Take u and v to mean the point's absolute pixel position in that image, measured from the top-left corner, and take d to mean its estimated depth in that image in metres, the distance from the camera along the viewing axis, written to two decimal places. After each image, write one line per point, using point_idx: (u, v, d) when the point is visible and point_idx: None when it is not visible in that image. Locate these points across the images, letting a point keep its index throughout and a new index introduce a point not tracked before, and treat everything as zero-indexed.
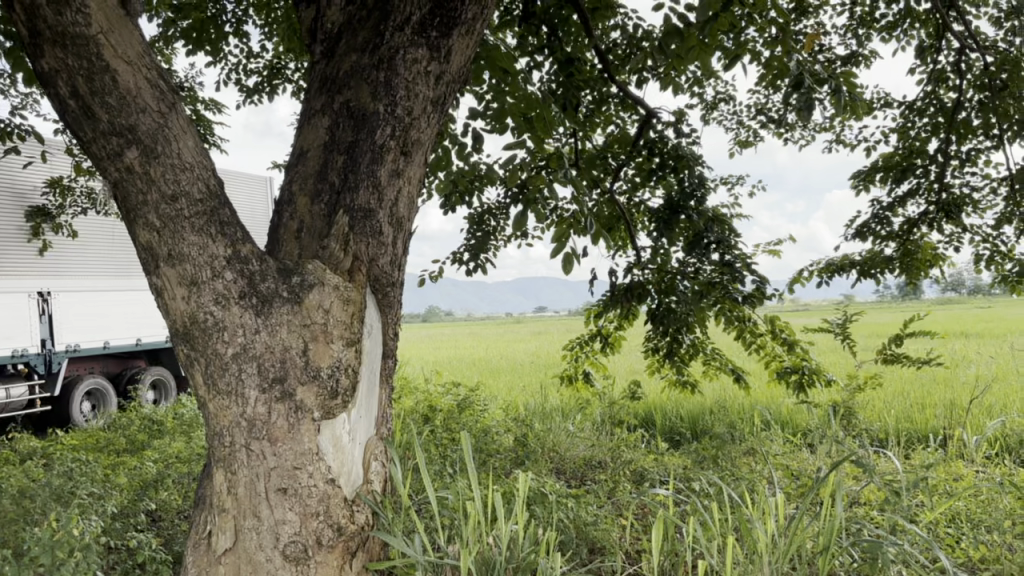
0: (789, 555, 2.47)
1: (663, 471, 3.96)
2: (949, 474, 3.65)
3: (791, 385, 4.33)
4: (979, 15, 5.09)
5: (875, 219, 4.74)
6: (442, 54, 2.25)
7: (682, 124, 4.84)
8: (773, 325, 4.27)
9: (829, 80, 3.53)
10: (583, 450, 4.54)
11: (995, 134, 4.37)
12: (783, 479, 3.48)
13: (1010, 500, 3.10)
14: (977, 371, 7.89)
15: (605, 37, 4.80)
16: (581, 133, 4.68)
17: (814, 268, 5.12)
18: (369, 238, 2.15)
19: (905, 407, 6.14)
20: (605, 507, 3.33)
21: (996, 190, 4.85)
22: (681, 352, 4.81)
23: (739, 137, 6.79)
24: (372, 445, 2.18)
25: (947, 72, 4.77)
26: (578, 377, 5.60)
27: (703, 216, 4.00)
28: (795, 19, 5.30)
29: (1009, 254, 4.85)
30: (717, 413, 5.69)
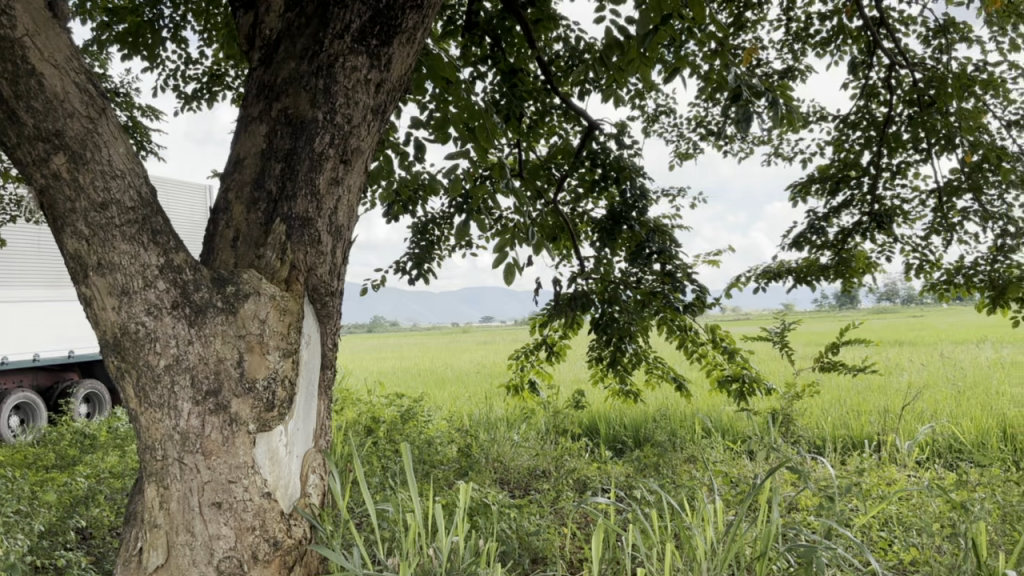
0: (727, 561, 2.49)
1: (605, 480, 3.99)
2: (882, 479, 3.74)
3: (731, 393, 4.38)
4: (908, 33, 5.26)
5: (810, 228, 4.85)
6: (383, 63, 2.24)
7: (624, 135, 4.90)
8: (713, 333, 4.33)
9: (765, 93, 3.60)
10: (527, 460, 4.54)
11: (924, 148, 4.50)
12: (722, 486, 3.52)
13: (939, 503, 3.18)
14: (909, 379, 8.12)
15: (548, 49, 4.83)
16: (524, 143, 4.71)
17: (752, 275, 5.22)
18: (307, 247, 2.12)
19: (841, 414, 6.28)
20: (548, 516, 3.33)
21: (925, 202, 5.00)
22: (624, 361, 4.85)
23: (679, 148, 6.88)
24: (309, 458, 2.15)
25: (878, 88, 4.91)
26: (524, 387, 5.62)
27: (644, 226, 4.07)
28: (733, 33, 5.40)
29: (937, 263, 5.00)
30: (659, 421, 5.75)
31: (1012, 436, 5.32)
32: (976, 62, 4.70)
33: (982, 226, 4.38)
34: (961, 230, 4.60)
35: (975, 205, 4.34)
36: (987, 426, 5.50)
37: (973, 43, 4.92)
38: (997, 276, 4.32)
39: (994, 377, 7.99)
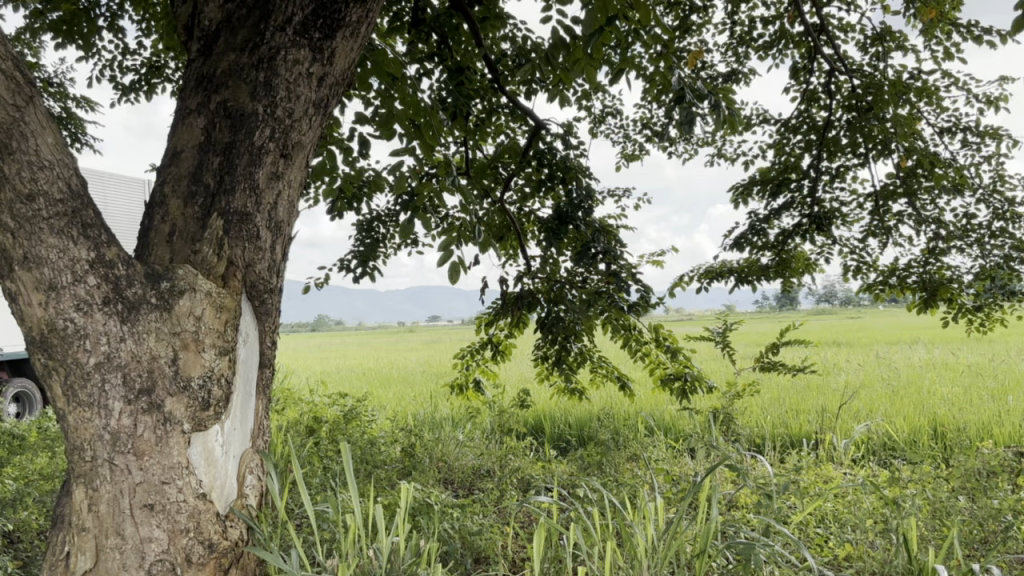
0: (667, 559, 2.51)
1: (549, 478, 4.00)
2: (820, 476, 3.81)
3: (674, 391, 4.43)
4: (847, 40, 5.37)
5: (752, 230, 4.92)
6: (326, 56, 2.21)
7: (570, 135, 4.91)
8: (657, 333, 4.37)
9: (709, 95, 3.63)
10: (471, 460, 4.52)
11: (862, 152, 4.60)
12: (663, 484, 3.55)
13: (874, 499, 3.26)
14: (846, 379, 8.33)
15: (494, 48, 4.82)
16: (471, 141, 4.69)
17: (695, 276, 5.28)
18: (245, 243, 2.07)
19: (781, 413, 6.40)
20: (491, 516, 3.32)
21: (862, 205, 5.11)
22: (569, 361, 4.85)
23: (625, 149, 6.92)
24: (247, 458, 2.11)
25: (818, 92, 5.00)
26: (469, 387, 5.60)
27: (590, 226, 4.08)
28: (679, 36, 5.46)
29: (874, 265, 5.12)
30: (603, 419, 5.78)
31: (942, 434, 5.48)
32: (911, 70, 4.83)
33: (916, 229, 4.50)
34: (896, 233, 4.72)
35: (909, 209, 4.46)
36: (919, 424, 5.65)
37: (908, 51, 5.06)
38: (929, 278, 4.44)
39: (926, 376, 8.25)
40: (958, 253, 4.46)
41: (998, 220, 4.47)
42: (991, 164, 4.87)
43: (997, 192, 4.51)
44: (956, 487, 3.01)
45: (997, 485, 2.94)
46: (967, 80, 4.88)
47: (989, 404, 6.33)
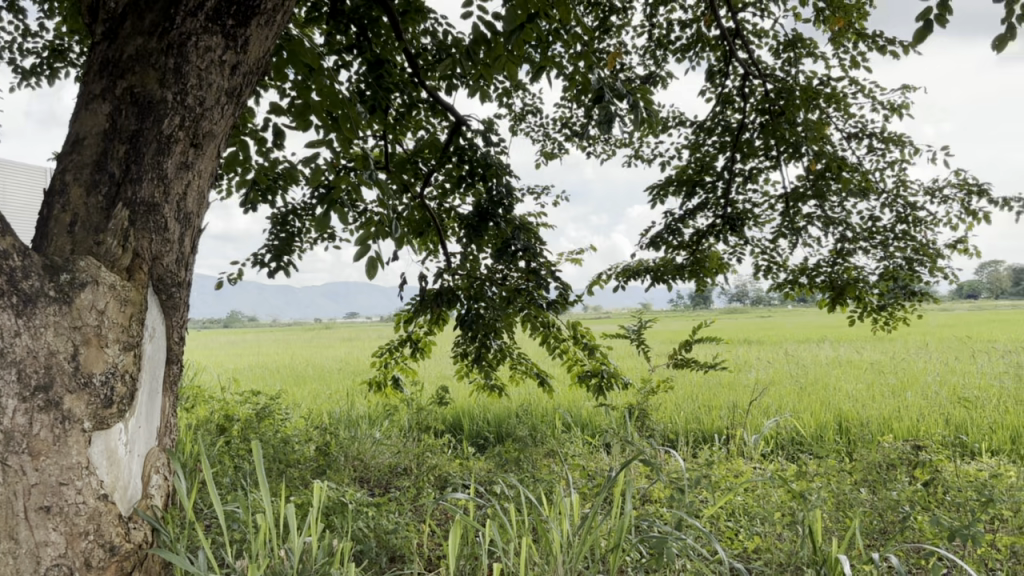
0: (582, 554, 2.53)
1: (466, 476, 3.98)
2: (730, 470, 3.90)
3: (591, 388, 4.48)
4: (761, 46, 5.52)
5: (667, 229, 5.01)
6: (239, 44, 2.15)
7: (490, 132, 4.90)
8: (575, 330, 4.40)
9: (628, 95, 3.66)
10: (389, 457, 4.47)
11: (773, 155, 4.72)
12: (579, 479, 3.58)
13: (781, 492, 3.35)
14: (757, 375, 8.57)
15: (415, 42, 4.78)
16: (391, 135, 4.64)
17: (613, 274, 5.34)
18: (152, 234, 1.99)
19: (694, 409, 6.54)
20: (406, 514, 3.28)
21: (773, 207, 5.27)
22: (488, 357, 4.84)
23: (545, 147, 6.96)
24: (152, 458, 2.03)
25: (733, 96, 5.12)
26: (386, 384, 5.54)
27: (510, 224, 4.07)
28: (598, 36, 5.51)
29: (784, 265, 5.27)
30: (521, 416, 5.80)
31: (846, 428, 5.69)
32: (821, 76, 4.99)
33: (824, 231, 4.65)
34: (804, 235, 4.87)
35: (818, 211, 4.60)
36: (824, 420, 5.86)
37: (818, 58, 5.23)
38: (835, 278, 4.60)
39: (831, 373, 8.55)
40: (862, 254, 4.63)
41: (901, 223, 4.66)
42: (894, 169, 5.07)
43: (900, 196, 4.70)
44: (858, 480, 3.13)
45: (895, 477, 3.07)
46: (872, 88, 5.08)
47: (890, 399, 6.60)
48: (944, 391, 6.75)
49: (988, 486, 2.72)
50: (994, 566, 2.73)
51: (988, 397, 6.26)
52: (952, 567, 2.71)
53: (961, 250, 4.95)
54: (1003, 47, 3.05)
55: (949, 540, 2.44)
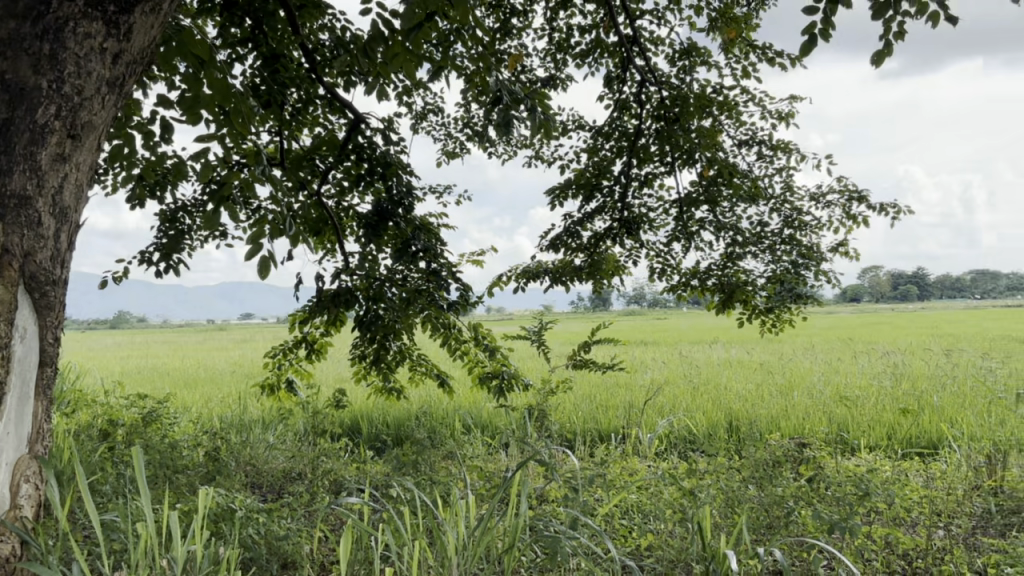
0: (476, 556, 2.51)
1: (362, 479, 3.92)
2: (625, 469, 3.96)
3: (491, 389, 4.49)
4: (657, 54, 5.63)
5: (566, 232, 5.05)
6: (122, 32, 2.02)
7: (390, 130, 4.85)
8: (476, 331, 4.39)
9: (526, 98, 3.66)
10: (283, 462, 4.36)
11: (668, 160, 4.83)
12: (477, 481, 3.57)
13: (673, 490, 3.43)
14: (653, 376, 8.75)
15: (312, 37, 4.67)
16: (287, 131, 4.52)
17: (513, 275, 5.35)
18: (24, 230, 1.88)
19: (592, 409, 6.63)
20: (299, 519, 3.20)
21: (667, 211, 5.38)
22: (387, 359, 4.77)
23: (446, 147, 6.92)
24: (22, 466, 1.91)
25: (630, 102, 5.22)
26: (281, 386, 5.40)
27: (410, 224, 4.03)
28: (499, 39, 5.52)
29: (677, 267, 5.40)
30: (420, 418, 5.75)
31: (736, 427, 5.88)
32: (714, 85, 5.14)
33: (716, 235, 4.77)
34: (697, 238, 5.00)
35: (710, 216, 4.72)
36: (716, 419, 6.03)
37: (711, 67, 5.38)
38: (726, 281, 4.74)
39: (722, 374, 8.81)
40: (752, 258, 4.78)
41: (788, 227, 4.83)
42: (782, 175, 5.26)
43: (787, 201, 4.88)
44: (746, 477, 3.22)
45: (780, 474, 3.17)
46: (762, 97, 5.26)
47: (777, 399, 6.84)
48: (827, 390, 7.04)
49: (865, 479, 2.84)
50: (870, 556, 2.86)
51: (866, 396, 6.56)
52: (832, 558, 2.83)
53: (843, 253, 5.18)
54: (880, 63, 3.20)
55: (829, 533, 2.53)
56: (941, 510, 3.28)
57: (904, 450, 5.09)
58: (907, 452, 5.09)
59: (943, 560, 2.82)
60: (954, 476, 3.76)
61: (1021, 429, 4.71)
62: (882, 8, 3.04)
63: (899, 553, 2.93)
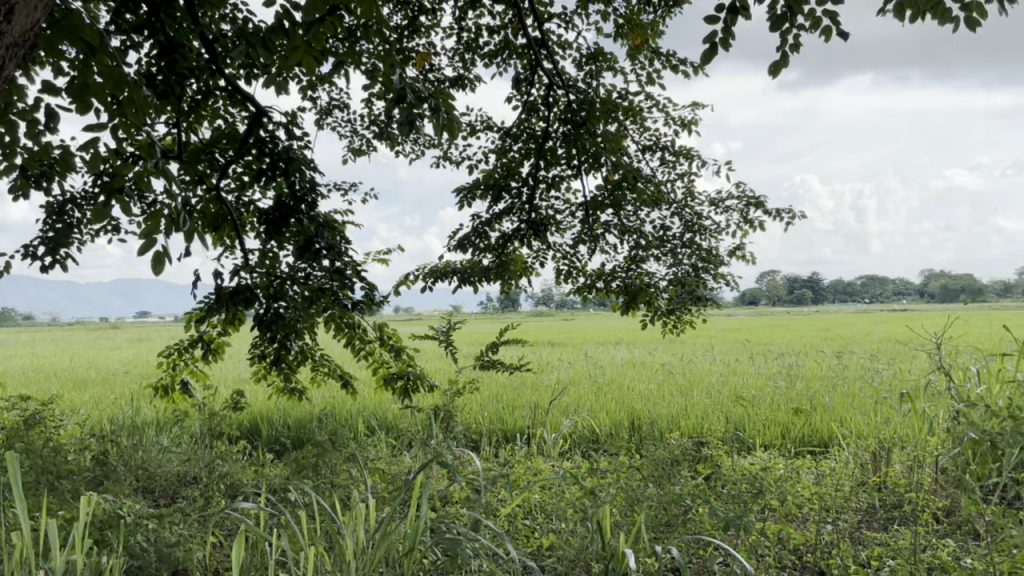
0: (376, 560, 2.46)
1: (260, 483, 3.80)
2: (528, 469, 3.96)
3: (396, 391, 4.44)
4: (565, 57, 5.68)
5: (474, 233, 5.01)
6: (2, 13, 1.84)
7: (293, 125, 4.73)
8: (381, 331, 4.32)
9: (432, 97, 3.62)
10: (176, 466, 4.19)
11: (575, 163, 4.86)
12: (378, 483, 3.51)
13: (575, 489, 3.45)
14: (559, 376, 8.83)
15: (212, 27, 4.52)
16: (184, 123, 4.36)
17: (420, 275, 5.29)
18: None
19: (498, 409, 6.63)
20: (192, 526, 3.08)
21: (574, 213, 5.43)
22: (289, 360, 4.65)
23: (353, 144, 6.81)
24: None
25: (538, 104, 5.24)
26: (175, 388, 5.20)
27: (313, 221, 3.93)
28: (407, 36, 5.46)
29: (584, 269, 5.45)
30: (322, 419, 5.64)
31: (638, 426, 5.98)
32: (620, 90, 5.20)
33: (620, 238, 4.83)
34: (603, 241, 5.05)
35: (615, 219, 4.77)
36: (619, 419, 6.12)
37: (617, 71, 5.45)
38: (630, 283, 4.81)
39: (627, 374, 8.96)
40: (655, 260, 4.87)
41: (690, 231, 4.94)
42: (684, 180, 5.38)
43: (688, 205, 4.99)
44: (646, 476, 3.26)
45: (678, 472, 3.23)
46: (666, 103, 5.35)
47: (679, 398, 6.99)
48: (725, 390, 7.24)
49: (759, 477, 2.92)
50: (762, 552, 2.93)
51: (762, 396, 6.77)
52: (727, 554, 2.90)
53: (740, 258, 5.33)
54: (777, 73, 3.30)
55: (724, 530, 2.59)
56: (829, 505, 3.40)
57: (796, 448, 5.27)
58: (799, 450, 5.27)
59: (830, 554, 2.93)
60: (843, 474, 3.91)
61: (903, 427, 4.94)
62: (779, 20, 3.14)
63: (791, 548, 3.02)
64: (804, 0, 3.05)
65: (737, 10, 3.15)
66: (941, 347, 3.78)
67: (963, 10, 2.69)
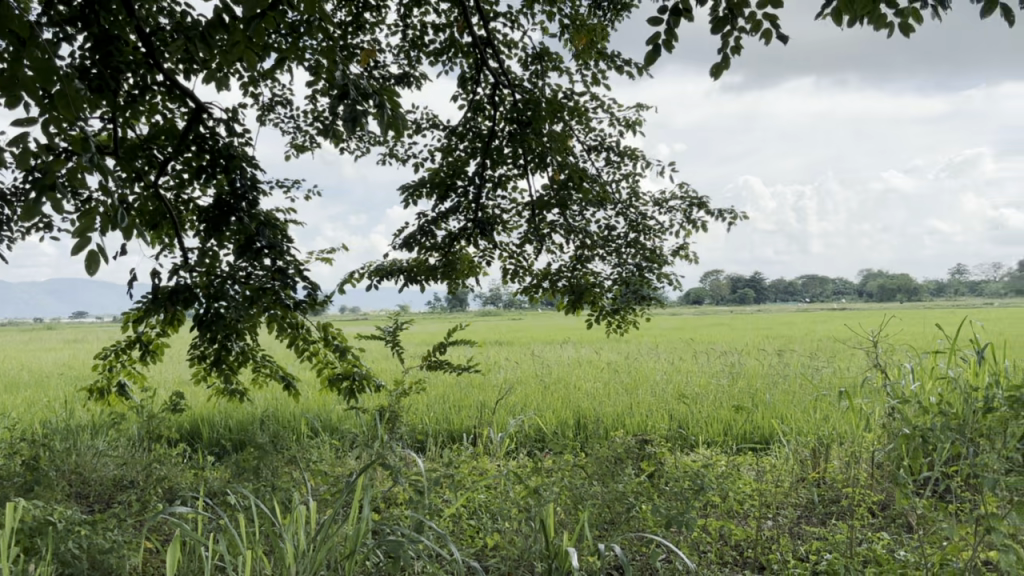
0: (317, 564, 2.41)
1: (199, 487, 3.71)
2: (473, 469, 3.95)
3: (341, 391, 4.38)
4: (510, 56, 5.67)
5: (420, 231, 4.97)
6: None
7: (234, 121, 4.64)
8: (324, 331, 4.26)
9: (376, 94, 3.57)
10: (112, 470, 4.07)
11: (521, 163, 4.86)
12: (321, 485, 3.46)
13: (519, 488, 3.45)
14: (506, 375, 8.84)
15: (149, 20, 4.40)
16: (121, 118, 4.24)
17: (365, 274, 5.23)
18: None
19: (444, 409, 6.61)
20: (126, 531, 2.99)
21: (520, 213, 5.43)
22: (230, 361, 4.56)
23: (295, 141, 6.71)
24: None
25: (483, 103, 5.23)
26: (111, 390, 5.06)
27: (254, 219, 3.85)
28: (351, 33, 5.39)
29: (530, 269, 5.46)
30: (265, 421, 5.55)
31: (583, 425, 6.00)
32: (565, 90, 5.22)
33: (565, 238, 4.84)
34: (549, 240, 5.06)
35: (561, 219, 4.78)
36: (564, 417, 6.14)
37: (562, 71, 5.47)
38: (575, 283, 4.82)
39: (574, 373, 9.02)
40: (600, 260, 4.90)
41: (634, 231, 4.98)
42: (629, 181, 5.42)
43: (632, 205, 5.02)
44: (589, 474, 3.28)
45: (621, 469, 3.25)
46: (610, 104, 5.39)
47: (625, 396, 7.05)
48: (670, 388, 7.32)
49: (700, 474, 2.95)
50: (704, 548, 2.96)
51: (705, 393, 6.86)
52: (669, 550, 2.92)
53: (684, 257, 5.39)
54: (718, 75, 3.34)
55: (666, 528, 2.60)
56: (769, 501, 3.44)
57: (738, 445, 5.35)
58: (741, 447, 5.35)
59: (770, 549, 2.97)
60: (783, 470, 3.98)
61: (841, 424, 5.05)
62: (720, 22, 3.17)
63: (732, 544, 3.05)
64: (744, 4, 3.09)
65: (679, 12, 3.18)
66: (877, 345, 3.87)
67: (898, 16, 2.75)
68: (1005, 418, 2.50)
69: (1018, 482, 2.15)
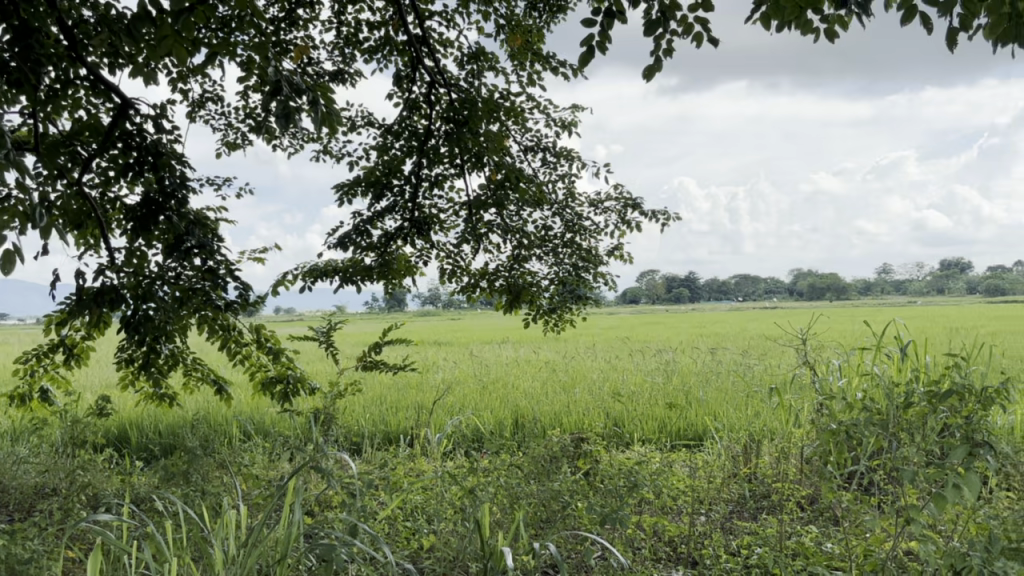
0: (246, 570, 2.35)
1: (125, 493, 3.60)
2: (408, 470, 3.92)
3: (274, 394, 4.30)
4: (446, 55, 5.64)
5: (355, 231, 4.90)
6: None
7: (162, 117, 4.51)
8: (257, 333, 4.17)
9: (309, 91, 3.50)
10: (33, 479, 3.91)
11: (458, 163, 4.83)
12: (252, 488, 3.39)
13: (455, 489, 3.43)
14: (443, 376, 8.81)
15: (71, 12, 4.25)
16: (42, 113, 4.08)
17: (298, 275, 5.14)
18: None
19: (380, 411, 6.55)
20: (46, 541, 2.87)
21: (456, 212, 5.40)
22: (158, 364, 4.43)
23: (226, 139, 6.57)
24: None
25: (420, 102, 5.19)
26: (33, 396, 4.86)
27: (184, 218, 3.74)
28: (284, 29, 5.30)
29: (467, 268, 5.44)
30: (195, 425, 5.41)
31: (520, 424, 6.02)
32: (501, 90, 5.21)
33: (502, 237, 4.82)
34: (486, 240, 5.04)
35: (497, 218, 4.77)
36: (501, 417, 6.14)
37: (498, 71, 5.46)
38: (513, 282, 4.82)
39: (510, 373, 9.03)
40: (537, 260, 4.89)
41: (570, 231, 5.00)
42: (564, 181, 5.44)
43: (568, 205, 5.04)
44: (525, 473, 3.28)
45: (556, 468, 3.26)
46: (546, 105, 5.40)
47: (561, 395, 7.08)
48: (606, 387, 7.39)
49: (635, 472, 2.97)
50: (638, 545, 2.98)
51: (639, 392, 6.94)
52: (604, 547, 2.93)
53: (619, 257, 5.43)
54: (651, 77, 3.38)
55: (601, 525, 2.61)
56: (702, 497, 3.50)
57: (672, 442, 5.42)
58: (675, 444, 5.42)
59: (702, 544, 3.01)
60: (715, 466, 4.04)
61: (772, 420, 5.15)
62: (653, 25, 3.20)
63: (666, 541, 3.08)
64: (676, 6, 3.13)
65: (613, 14, 3.20)
66: (805, 343, 3.96)
67: (823, 22, 2.82)
68: (924, 412, 2.58)
69: (937, 474, 2.22)
